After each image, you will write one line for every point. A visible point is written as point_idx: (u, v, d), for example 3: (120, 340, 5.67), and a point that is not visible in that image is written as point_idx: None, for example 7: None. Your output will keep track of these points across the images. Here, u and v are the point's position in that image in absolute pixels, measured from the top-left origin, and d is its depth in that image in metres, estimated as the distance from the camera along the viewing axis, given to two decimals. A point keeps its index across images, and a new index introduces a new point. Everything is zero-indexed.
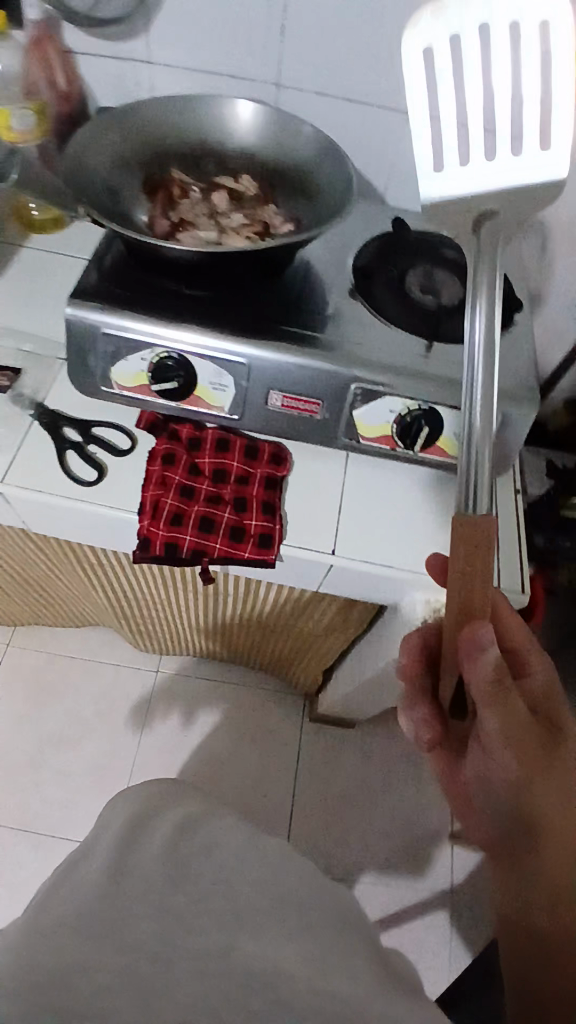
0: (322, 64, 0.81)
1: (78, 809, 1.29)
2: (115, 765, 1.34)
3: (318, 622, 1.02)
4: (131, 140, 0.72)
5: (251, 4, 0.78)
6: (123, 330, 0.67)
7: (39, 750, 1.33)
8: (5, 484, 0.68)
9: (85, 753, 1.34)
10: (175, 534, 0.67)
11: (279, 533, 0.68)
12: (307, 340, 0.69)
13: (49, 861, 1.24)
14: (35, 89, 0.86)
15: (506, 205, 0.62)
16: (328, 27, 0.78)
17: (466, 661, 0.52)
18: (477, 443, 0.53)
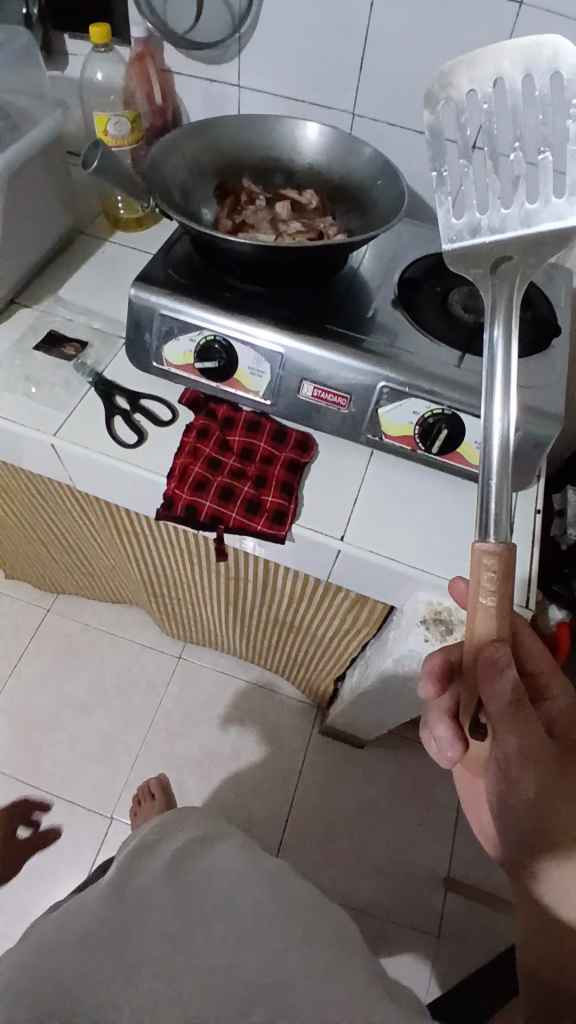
0: (394, 99, 0.89)
1: (83, 776, 1.35)
2: (125, 739, 1.39)
3: (331, 624, 1.04)
4: (210, 151, 0.81)
5: (335, 44, 0.87)
6: (177, 312, 0.75)
7: (58, 711, 1.41)
8: (57, 438, 0.76)
9: (99, 721, 1.40)
10: (196, 500, 0.73)
11: (292, 512, 0.73)
12: (342, 338, 0.74)
13: (48, 816, 1.30)
14: (133, 99, 0.96)
15: (522, 251, 0.59)
16: (401, 67, 0.86)
17: (485, 686, 0.53)
18: (492, 474, 0.53)
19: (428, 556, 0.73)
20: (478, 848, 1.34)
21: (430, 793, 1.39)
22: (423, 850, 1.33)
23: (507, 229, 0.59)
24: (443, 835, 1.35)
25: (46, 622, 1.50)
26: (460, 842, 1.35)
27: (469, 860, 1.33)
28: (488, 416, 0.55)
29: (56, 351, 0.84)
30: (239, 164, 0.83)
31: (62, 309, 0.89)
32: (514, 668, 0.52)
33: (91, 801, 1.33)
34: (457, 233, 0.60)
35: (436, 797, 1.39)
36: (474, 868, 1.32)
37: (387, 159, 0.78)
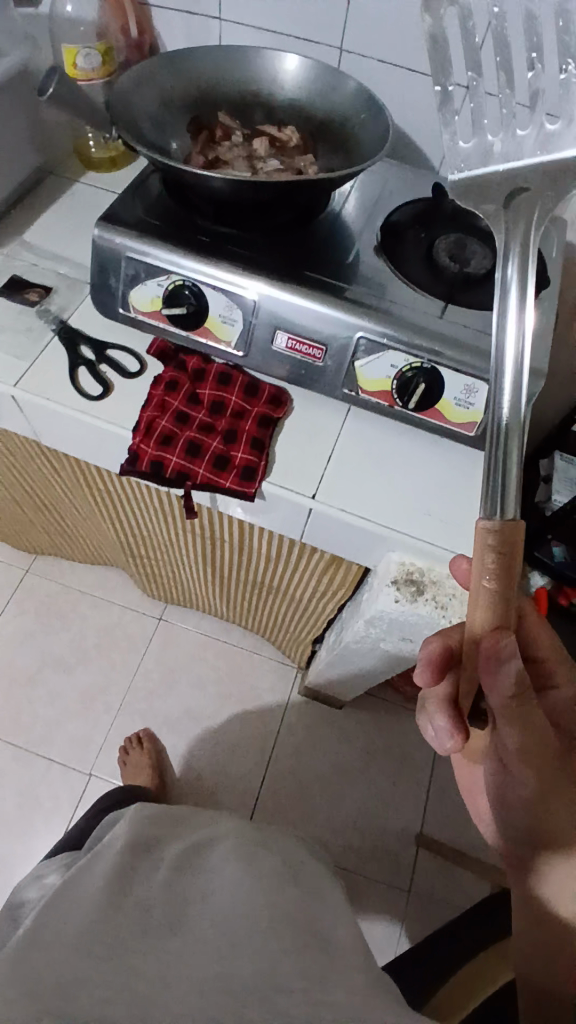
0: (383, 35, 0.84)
1: (61, 733, 1.35)
2: (104, 697, 1.39)
3: (308, 586, 1.04)
4: (182, 86, 0.76)
5: None
6: (145, 255, 0.71)
7: (36, 670, 1.40)
8: (18, 389, 0.73)
9: (78, 680, 1.40)
10: (162, 455, 0.70)
11: (262, 469, 0.70)
12: (320, 286, 0.71)
13: (27, 771, 1.31)
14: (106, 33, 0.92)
15: (538, 180, 0.54)
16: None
17: (486, 676, 0.49)
18: (504, 433, 0.49)
19: (402, 516, 0.71)
20: (450, 808, 1.36)
21: (407, 754, 1.41)
22: (397, 809, 1.36)
23: (523, 154, 0.55)
24: (417, 795, 1.37)
25: (25, 581, 1.48)
26: (433, 802, 1.37)
27: (442, 820, 1.35)
28: (498, 368, 0.51)
29: (19, 296, 0.79)
30: (216, 98, 0.78)
31: (27, 252, 0.84)
32: (516, 660, 0.48)
33: (69, 757, 1.33)
34: (465, 160, 0.57)
35: (412, 759, 1.41)
36: (445, 827, 1.35)
37: (373, 96, 0.73)
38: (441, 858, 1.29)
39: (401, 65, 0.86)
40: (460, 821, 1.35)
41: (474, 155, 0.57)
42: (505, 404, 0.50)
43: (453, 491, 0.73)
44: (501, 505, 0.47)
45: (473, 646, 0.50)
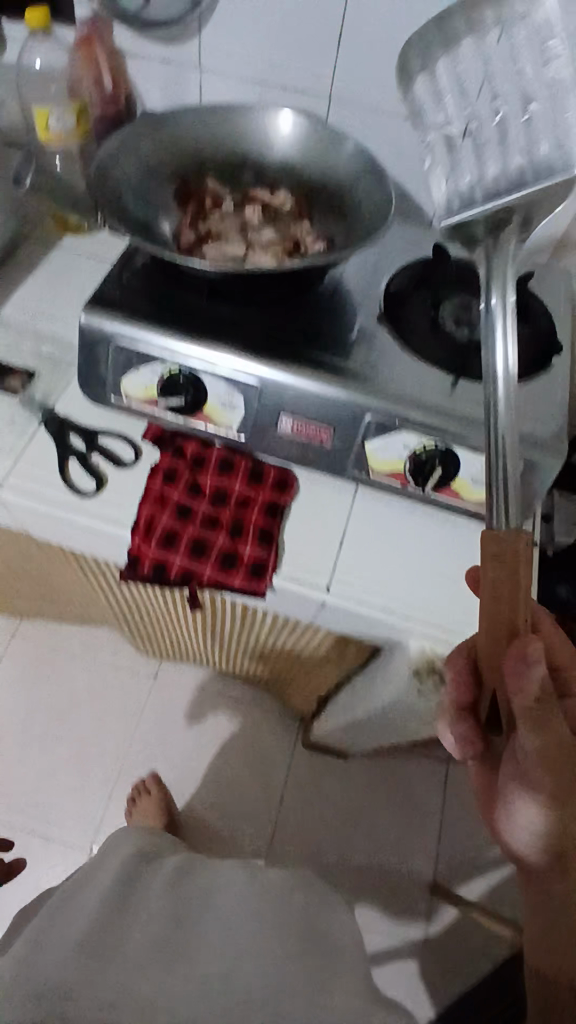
0: (374, 87, 0.79)
1: (58, 805, 1.28)
2: (101, 767, 1.32)
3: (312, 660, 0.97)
4: (166, 151, 0.71)
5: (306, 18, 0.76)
6: (137, 341, 0.66)
7: (27, 741, 1.33)
8: (6, 487, 0.69)
9: (71, 749, 1.33)
10: (164, 555, 0.66)
11: (272, 563, 0.66)
12: (326, 367, 0.66)
13: (22, 851, 1.24)
14: (77, 88, 0.84)
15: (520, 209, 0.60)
16: (382, 46, 0.76)
17: (509, 677, 0.43)
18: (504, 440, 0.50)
19: (423, 603, 0.67)
20: (470, 859, 1.29)
21: (421, 806, 1.34)
22: (414, 865, 1.29)
23: (501, 191, 0.60)
24: (433, 849, 1.30)
25: (13, 646, 1.41)
26: (450, 853, 1.30)
27: (461, 870, 1.28)
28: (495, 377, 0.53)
29: (2, 383, 0.75)
30: (203, 162, 0.73)
31: (7, 332, 0.79)
32: (545, 664, 0.43)
33: (67, 831, 1.27)
34: (447, 207, 0.63)
35: (427, 810, 1.33)
36: (466, 881, 1.27)
37: (372, 159, 0.69)
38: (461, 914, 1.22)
39: (392, 116, 0.82)
40: (481, 874, 1.28)
41: (479, 186, 0.62)
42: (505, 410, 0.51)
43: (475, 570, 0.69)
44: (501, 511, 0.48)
45: (492, 643, 0.46)
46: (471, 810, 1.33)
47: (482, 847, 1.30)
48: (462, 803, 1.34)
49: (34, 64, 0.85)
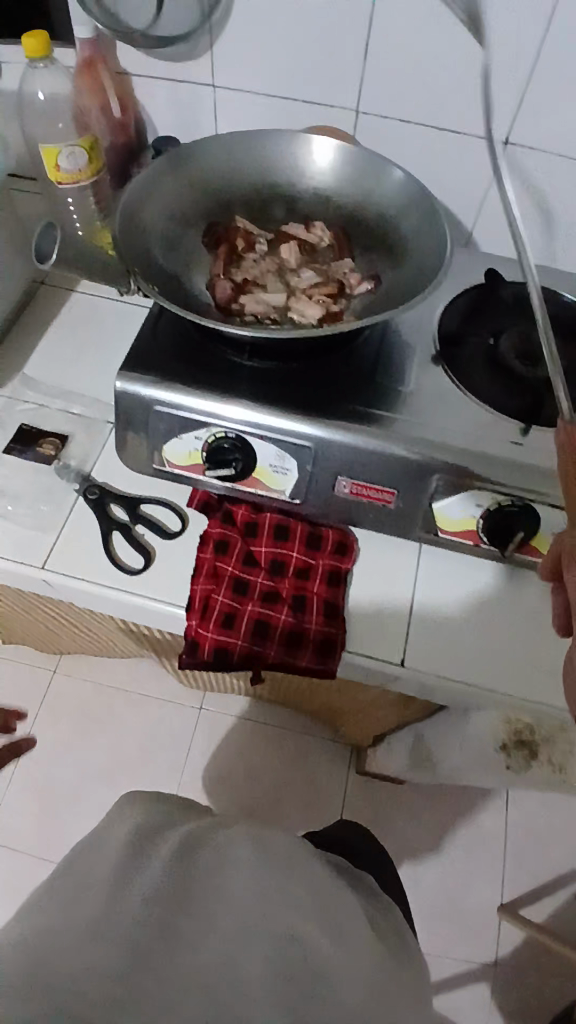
0: (408, 92, 0.72)
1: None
2: None
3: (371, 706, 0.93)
4: (191, 189, 0.64)
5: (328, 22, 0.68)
6: (178, 408, 0.60)
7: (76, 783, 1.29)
8: (48, 568, 0.64)
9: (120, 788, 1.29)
10: (225, 638, 0.61)
11: (340, 639, 0.61)
12: (385, 423, 0.60)
13: None
14: (84, 118, 0.76)
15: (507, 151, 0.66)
16: (416, 48, 0.68)
17: None
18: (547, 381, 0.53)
19: (506, 673, 0.61)
20: (531, 876, 1.25)
21: (478, 823, 1.29)
22: (476, 887, 1.24)
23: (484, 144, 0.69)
24: (495, 869, 1.25)
25: (55, 687, 1.36)
26: (512, 871, 1.25)
27: (524, 888, 1.24)
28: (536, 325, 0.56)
29: (32, 452, 0.70)
30: (229, 200, 0.66)
31: (30, 394, 0.74)
32: None
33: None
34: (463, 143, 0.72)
35: (485, 829, 1.28)
36: (530, 900, 1.23)
37: (421, 186, 0.63)
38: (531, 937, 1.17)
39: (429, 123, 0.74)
40: (545, 892, 1.24)
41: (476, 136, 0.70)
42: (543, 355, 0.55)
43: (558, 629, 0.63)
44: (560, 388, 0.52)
45: None
46: (529, 824, 1.29)
47: (544, 864, 1.26)
48: (519, 817, 1.30)
49: (37, 95, 0.74)
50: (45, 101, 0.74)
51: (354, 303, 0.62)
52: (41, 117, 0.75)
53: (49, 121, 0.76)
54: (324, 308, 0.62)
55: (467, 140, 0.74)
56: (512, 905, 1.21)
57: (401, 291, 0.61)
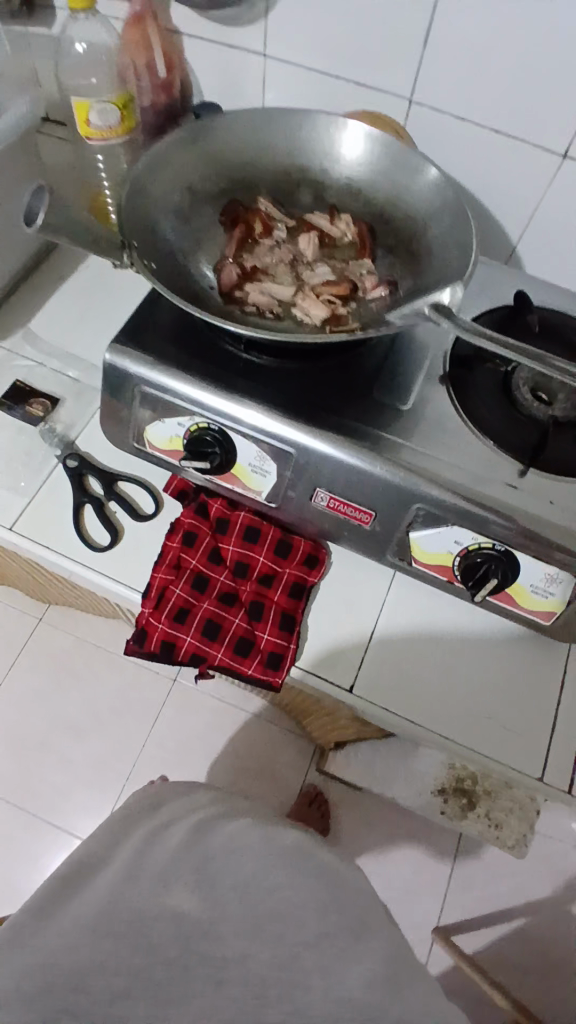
0: (465, 83, 0.67)
1: (70, 799, 1.24)
2: (116, 765, 1.26)
3: (329, 715, 0.92)
4: (214, 166, 0.62)
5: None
6: (163, 391, 0.58)
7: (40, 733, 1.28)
8: (15, 531, 0.63)
9: (81, 748, 1.27)
10: (175, 633, 0.60)
11: (291, 654, 0.60)
12: (373, 440, 0.57)
13: (27, 840, 1.22)
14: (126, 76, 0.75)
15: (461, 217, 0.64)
16: (479, 36, 0.63)
17: None
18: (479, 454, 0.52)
19: (455, 719, 0.60)
20: (472, 903, 1.23)
21: (429, 844, 1.26)
22: (414, 903, 1.23)
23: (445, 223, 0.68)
24: (437, 890, 1.24)
25: (39, 632, 1.35)
26: (453, 895, 1.24)
27: (462, 915, 1.23)
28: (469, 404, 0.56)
29: (20, 411, 0.69)
30: (254, 180, 0.64)
31: (30, 349, 0.73)
32: None
33: (79, 827, 1.23)
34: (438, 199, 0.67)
35: (435, 848, 1.26)
36: (466, 926, 1.22)
37: (456, 190, 0.59)
38: (459, 964, 1.16)
39: (484, 125, 0.69)
40: (483, 923, 1.23)
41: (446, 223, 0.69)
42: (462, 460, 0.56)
43: (517, 684, 0.62)
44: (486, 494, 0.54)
45: None
46: (480, 851, 1.26)
47: (487, 894, 1.24)
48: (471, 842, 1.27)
49: (75, 46, 0.75)
50: (83, 52, 0.75)
51: (363, 310, 0.59)
52: (77, 66, 0.76)
53: (85, 73, 0.76)
54: (330, 308, 0.59)
55: (520, 147, 0.69)
56: (447, 929, 1.19)
57: (413, 304, 0.57)
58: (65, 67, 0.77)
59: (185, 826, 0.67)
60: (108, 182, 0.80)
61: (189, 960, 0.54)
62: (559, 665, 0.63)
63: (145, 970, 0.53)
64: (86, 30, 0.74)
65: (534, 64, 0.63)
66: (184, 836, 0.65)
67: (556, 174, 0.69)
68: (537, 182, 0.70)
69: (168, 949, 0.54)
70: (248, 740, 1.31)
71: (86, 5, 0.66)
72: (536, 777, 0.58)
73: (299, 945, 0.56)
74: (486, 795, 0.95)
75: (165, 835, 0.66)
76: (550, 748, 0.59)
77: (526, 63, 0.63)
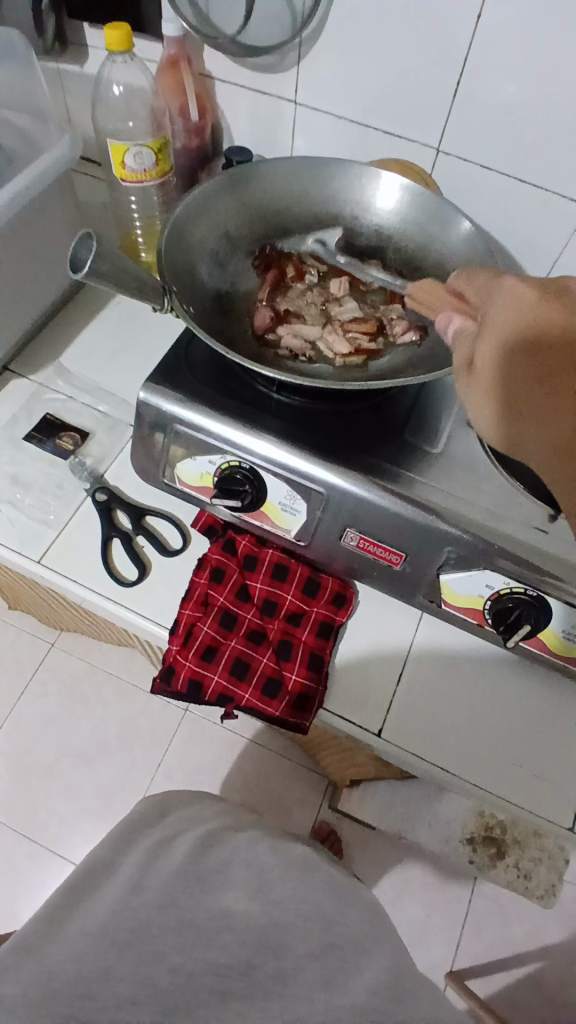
0: (490, 132, 0.69)
1: (76, 830, 1.22)
2: (124, 793, 1.24)
3: (345, 752, 0.90)
4: (249, 213, 0.64)
5: (418, 53, 0.66)
6: (196, 430, 0.59)
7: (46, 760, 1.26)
8: (43, 565, 0.63)
9: (88, 775, 1.25)
10: (202, 671, 0.60)
11: (319, 695, 0.59)
12: (403, 482, 0.57)
13: (32, 869, 1.19)
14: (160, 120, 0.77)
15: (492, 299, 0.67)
16: (507, 89, 0.65)
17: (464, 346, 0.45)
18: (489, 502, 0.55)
19: (484, 765, 0.59)
20: (485, 948, 1.20)
21: (441, 885, 1.23)
22: (426, 945, 1.19)
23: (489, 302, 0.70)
24: (449, 933, 1.20)
25: (49, 658, 1.33)
26: (465, 939, 1.20)
27: (475, 959, 1.19)
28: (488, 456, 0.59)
29: (50, 444, 0.70)
30: (288, 225, 0.66)
31: (62, 384, 0.74)
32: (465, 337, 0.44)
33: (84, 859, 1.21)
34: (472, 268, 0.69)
35: (448, 890, 1.23)
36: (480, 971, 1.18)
37: (487, 239, 0.60)
38: (472, 1011, 1.12)
39: (508, 174, 0.71)
40: (497, 968, 1.19)
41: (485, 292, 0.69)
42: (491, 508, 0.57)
43: (545, 729, 0.61)
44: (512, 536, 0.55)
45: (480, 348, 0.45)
46: (494, 894, 1.23)
47: (501, 939, 1.20)
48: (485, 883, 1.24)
49: (113, 88, 0.75)
50: (121, 96, 0.75)
51: (395, 354, 0.60)
52: (116, 112, 0.77)
53: (123, 116, 0.77)
54: (360, 352, 0.60)
55: (547, 196, 0.70)
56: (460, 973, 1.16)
57: (444, 349, 0.58)
58: (102, 109, 0.77)
59: (189, 841, 0.65)
60: (140, 222, 0.81)
61: (194, 967, 0.50)
62: None
63: (149, 975, 0.48)
64: (123, 75, 0.73)
65: (559, 117, 0.65)
66: (189, 849, 0.63)
67: None
68: (560, 228, 0.72)
69: (174, 955, 0.51)
70: (258, 772, 1.28)
71: (124, 50, 0.67)
72: (567, 824, 0.57)
73: (303, 959, 0.53)
74: (515, 844, 0.96)
75: (163, 857, 0.62)
76: None
77: (552, 113, 0.65)
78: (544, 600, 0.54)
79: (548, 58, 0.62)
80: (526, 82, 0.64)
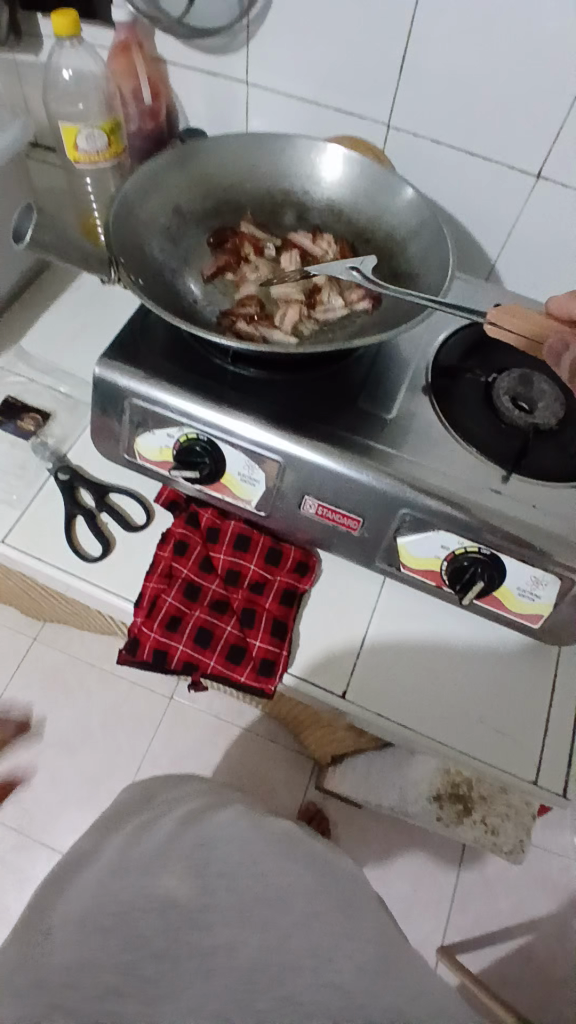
0: (440, 108, 0.70)
1: (62, 821, 1.21)
2: (109, 783, 1.24)
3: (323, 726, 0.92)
4: (197, 189, 0.65)
5: (365, 27, 0.67)
6: (152, 402, 0.60)
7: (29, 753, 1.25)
8: (7, 544, 0.63)
9: (73, 767, 1.24)
10: (166, 641, 0.61)
11: (283, 660, 0.61)
12: (359, 447, 0.58)
13: (20, 862, 1.18)
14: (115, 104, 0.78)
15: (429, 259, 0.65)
16: (452, 61, 0.66)
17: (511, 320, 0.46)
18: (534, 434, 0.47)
19: (447, 723, 0.60)
20: (474, 920, 1.21)
21: (429, 860, 1.24)
22: (416, 920, 1.20)
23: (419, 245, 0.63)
24: (438, 908, 1.22)
25: (29, 652, 1.33)
26: (455, 913, 1.22)
27: (464, 932, 1.20)
28: (447, 432, 0.61)
29: (13, 426, 0.70)
30: (240, 201, 0.67)
31: (24, 367, 0.74)
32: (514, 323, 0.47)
33: None
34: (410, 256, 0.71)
35: (435, 864, 1.24)
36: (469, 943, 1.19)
37: (431, 208, 0.62)
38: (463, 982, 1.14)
39: (460, 148, 0.72)
40: (486, 939, 1.20)
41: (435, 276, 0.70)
42: (443, 470, 0.58)
43: (506, 687, 0.63)
44: (467, 497, 0.56)
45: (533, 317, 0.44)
46: (480, 866, 1.25)
47: (489, 909, 1.22)
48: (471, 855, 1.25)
49: (62, 72, 0.77)
50: (70, 79, 0.77)
51: (346, 323, 0.61)
52: (65, 94, 0.79)
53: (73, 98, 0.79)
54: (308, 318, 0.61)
55: (499, 168, 0.72)
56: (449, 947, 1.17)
57: (394, 319, 0.60)
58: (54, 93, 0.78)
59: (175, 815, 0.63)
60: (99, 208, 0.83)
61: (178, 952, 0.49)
62: (547, 667, 0.63)
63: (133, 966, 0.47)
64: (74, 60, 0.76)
65: (505, 86, 0.66)
66: None
67: (530, 194, 0.72)
68: (512, 197, 0.73)
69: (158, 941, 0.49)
70: (243, 757, 1.29)
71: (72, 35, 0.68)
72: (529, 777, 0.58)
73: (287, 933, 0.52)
74: (481, 800, 0.98)
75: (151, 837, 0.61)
76: (541, 748, 0.60)
77: (496, 85, 0.66)
78: (499, 560, 0.56)
79: (487, 31, 0.63)
80: (468, 54, 0.65)
